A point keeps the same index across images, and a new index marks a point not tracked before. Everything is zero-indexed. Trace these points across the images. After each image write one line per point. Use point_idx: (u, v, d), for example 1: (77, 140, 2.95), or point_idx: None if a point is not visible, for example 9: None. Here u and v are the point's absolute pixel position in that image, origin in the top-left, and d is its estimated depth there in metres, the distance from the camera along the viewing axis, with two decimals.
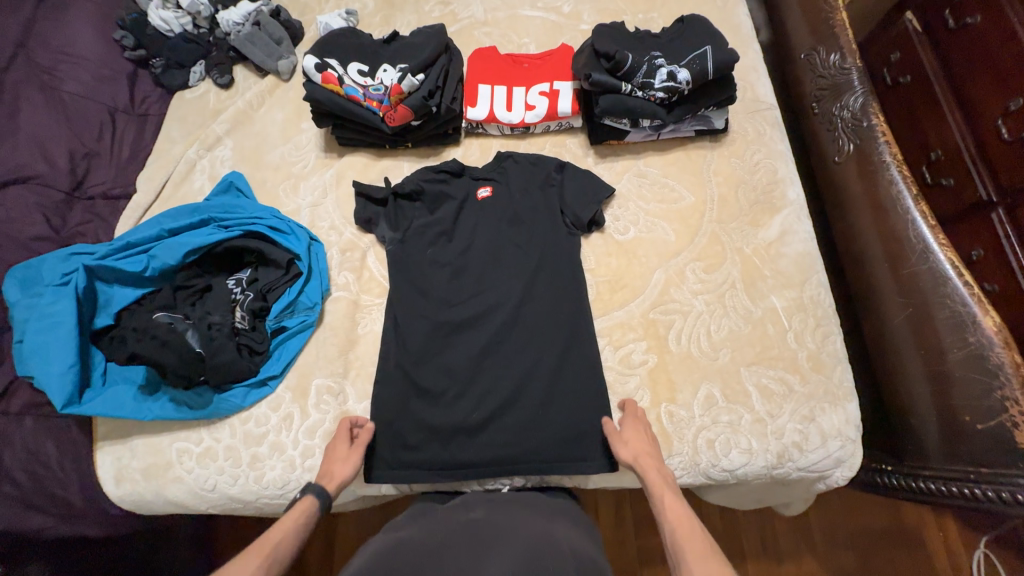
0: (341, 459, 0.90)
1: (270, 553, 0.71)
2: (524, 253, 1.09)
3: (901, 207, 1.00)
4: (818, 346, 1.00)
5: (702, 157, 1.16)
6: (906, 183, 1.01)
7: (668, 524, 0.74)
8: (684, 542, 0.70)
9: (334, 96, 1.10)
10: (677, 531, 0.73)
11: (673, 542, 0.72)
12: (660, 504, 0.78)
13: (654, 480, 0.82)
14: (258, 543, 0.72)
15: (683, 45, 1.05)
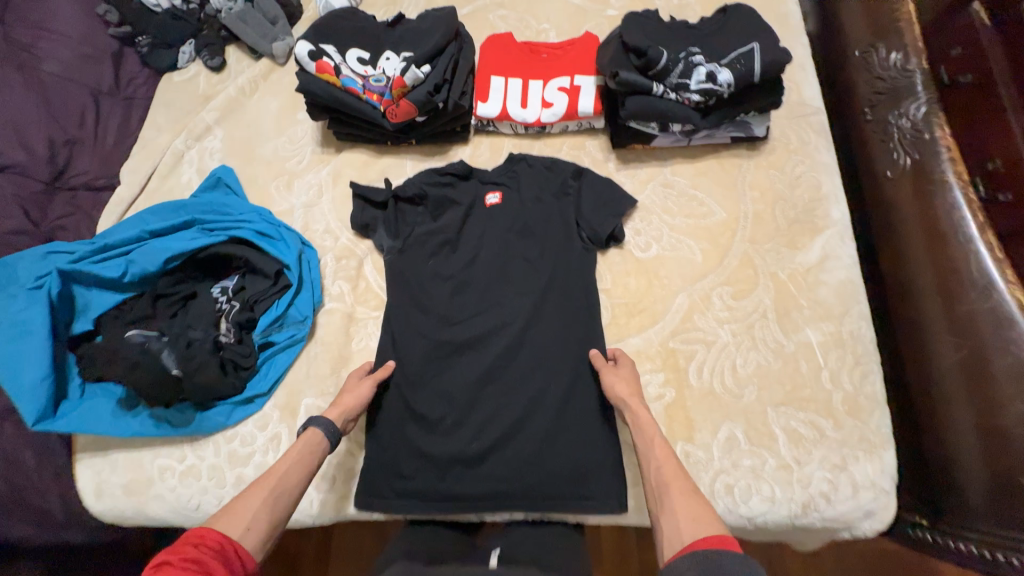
0: (351, 391, 0.89)
1: (277, 484, 0.72)
2: (533, 269, 1.00)
3: (963, 236, 0.88)
4: (855, 387, 0.90)
5: (736, 167, 1.04)
6: (971, 207, 0.89)
7: (654, 464, 0.73)
8: (669, 479, 0.70)
9: (330, 87, 0.99)
10: (663, 469, 0.71)
11: (656, 478, 0.71)
12: (648, 442, 0.76)
13: (639, 420, 0.80)
14: (263, 475, 0.74)
15: (724, 40, 0.92)
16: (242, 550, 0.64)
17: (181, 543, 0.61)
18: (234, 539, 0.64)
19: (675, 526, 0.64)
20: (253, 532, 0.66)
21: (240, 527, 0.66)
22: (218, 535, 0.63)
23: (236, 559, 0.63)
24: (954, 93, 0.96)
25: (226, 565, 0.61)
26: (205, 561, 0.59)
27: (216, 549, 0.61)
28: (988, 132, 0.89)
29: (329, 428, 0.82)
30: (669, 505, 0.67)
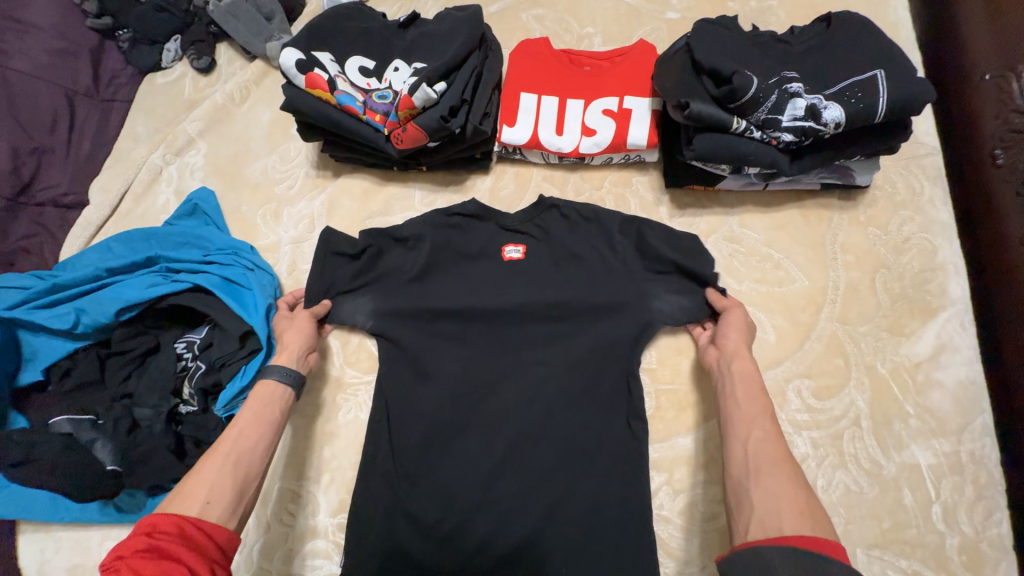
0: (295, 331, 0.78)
1: (235, 451, 0.62)
2: (559, 340, 0.81)
3: None
4: (976, 530, 0.68)
5: (825, 222, 0.83)
6: None
7: (755, 435, 0.60)
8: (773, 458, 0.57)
9: (323, 106, 0.81)
10: (758, 444, 0.59)
11: (751, 455, 0.58)
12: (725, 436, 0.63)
13: (751, 377, 0.66)
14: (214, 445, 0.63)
15: (834, 61, 0.70)
16: (207, 522, 0.55)
17: (129, 535, 0.51)
18: (191, 516, 0.54)
19: (773, 508, 0.52)
20: (213, 506, 0.57)
21: (197, 502, 0.56)
22: (171, 517, 0.53)
23: (206, 536, 0.54)
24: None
25: (194, 548, 0.52)
26: (165, 548, 0.51)
27: (178, 532, 0.52)
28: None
29: (281, 375, 0.72)
30: (767, 485, 0.55)
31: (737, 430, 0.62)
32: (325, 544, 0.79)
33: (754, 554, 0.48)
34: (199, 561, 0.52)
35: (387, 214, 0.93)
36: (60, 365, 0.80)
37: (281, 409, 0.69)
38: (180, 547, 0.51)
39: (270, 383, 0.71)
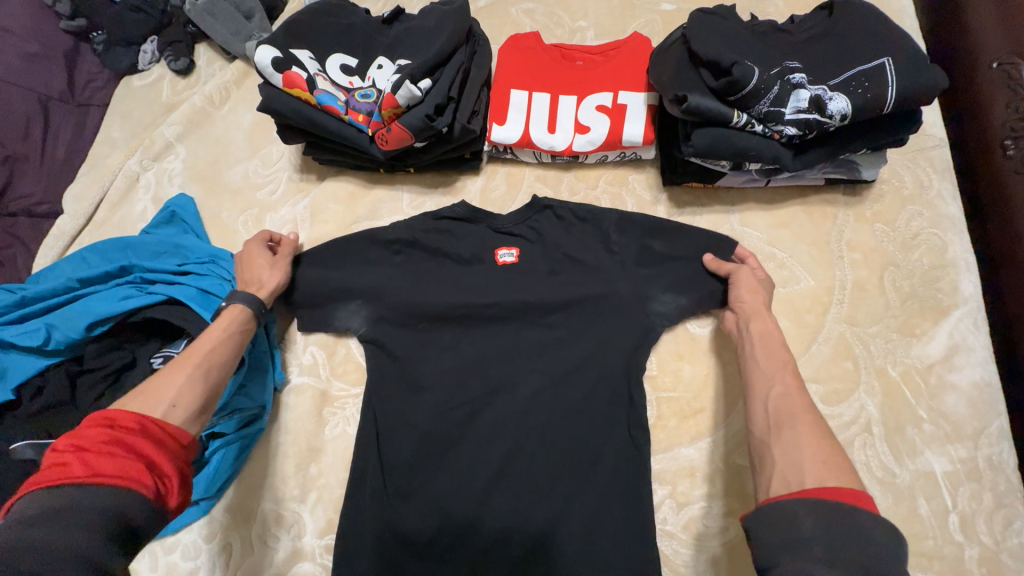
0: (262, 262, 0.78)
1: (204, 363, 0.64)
2: (554, 348, 0.77)
3: None
4: (996, 541, 0.65)
5: (830, 218, 0.79)
6: None
7: (778, 389, 0.59)
8: (795, 411, 0.56)
9: (302, 107, 0.77)
10: (787, 396, 0.58)
11: (771, 413, 0.57)
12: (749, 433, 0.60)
13: (769, 335, 0.66)
14: (187, 351, 0.64)
15: (838, 49, 0.67)
16: (171, 425, 0.56)
17: (87, 427, 0.52)
18: (155, 417, 0.56)
19: (795, 462, 0.52)
20: (179, 410, 0.58)
21: (162, 404, 0.58)
22: (134, 415, 0.54)
23: (169, 437, 0.55)
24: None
25: (158, 448, 0.54)
26: (125, 444, 0.52)
27: (137, 431, 0.53)
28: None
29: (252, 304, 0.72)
30: (790, 439, 0.53)
31: (756, 391, 0.61)
32: (312, 567, 0.75)
33: (780, 506, 0.48)
34: (159, 458, 0.53)
35: (374, 218, 0.90)
36: (29, 385, 0.75)
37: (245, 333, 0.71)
38: (139, 446, 0.52)
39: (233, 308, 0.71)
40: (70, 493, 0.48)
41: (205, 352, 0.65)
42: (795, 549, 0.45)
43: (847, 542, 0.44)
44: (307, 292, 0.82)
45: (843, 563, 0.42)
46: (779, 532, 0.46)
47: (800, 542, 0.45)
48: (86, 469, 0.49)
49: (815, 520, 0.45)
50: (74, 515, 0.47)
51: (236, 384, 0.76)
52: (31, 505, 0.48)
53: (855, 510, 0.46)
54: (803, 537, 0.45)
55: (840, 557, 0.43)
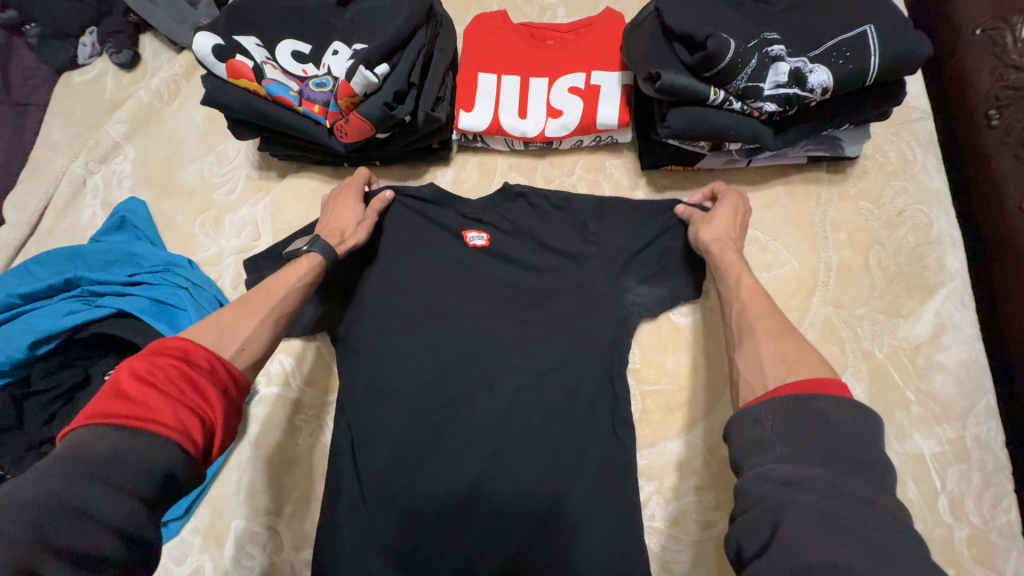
0: (341, 210, 0.75)
1: (273, 315, 0.61)
2: (534, 343, 0.74)
3: None
4: (985, 520, 0.64)
5: (813, 198, 0.77)
6: None
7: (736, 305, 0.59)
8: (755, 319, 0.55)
9: (251, 99, 0.71)
10: (748, 308, 0.57)
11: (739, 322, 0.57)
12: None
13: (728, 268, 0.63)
14: (259, 294, 0.62)
15: (819, 18, 0.63)
16: (236, 369, 0.53)
17: (155, 353, 0.47)
18: (223, 357, 0.52)
19: (756, 367, 0.51)
20: (247, 355, 0.55)
21: (230, 347, 0.54)
22: (207, 351, 0.50)
23: (231, 382, 0.52)
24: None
25: (221, 392, 0.50)
26: (194, 382, 0.48)
27: (208, 374, 0.49)
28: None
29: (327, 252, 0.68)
30: (752, 343, 0.53)
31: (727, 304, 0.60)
32: None
33: (748, 413, 0.45)
34: (221, 411, 0.49)
35: None
36: None
37: (311, 279, 0.66)
38: (206, 393, 0.48)
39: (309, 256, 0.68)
40: (126, 432, 0.43)
41: (277, 297, 0.62)
42: (758, 450, 0.42)
43: (806, 431, 0.41)
44: None
45: (806, 452, 0.40)
46: (746, 433, 0.44)
47: (763, 443, 0.43)
48: (147, 407, 0.44)
49: (774, 421, 0.43)
50: (128, 464, 0.41)
51: None
52: (78, 437, 0.42)
53: (814, 399, 0.43)
54: (763, 438, 0.43)
55: (801, 447, 0.41)
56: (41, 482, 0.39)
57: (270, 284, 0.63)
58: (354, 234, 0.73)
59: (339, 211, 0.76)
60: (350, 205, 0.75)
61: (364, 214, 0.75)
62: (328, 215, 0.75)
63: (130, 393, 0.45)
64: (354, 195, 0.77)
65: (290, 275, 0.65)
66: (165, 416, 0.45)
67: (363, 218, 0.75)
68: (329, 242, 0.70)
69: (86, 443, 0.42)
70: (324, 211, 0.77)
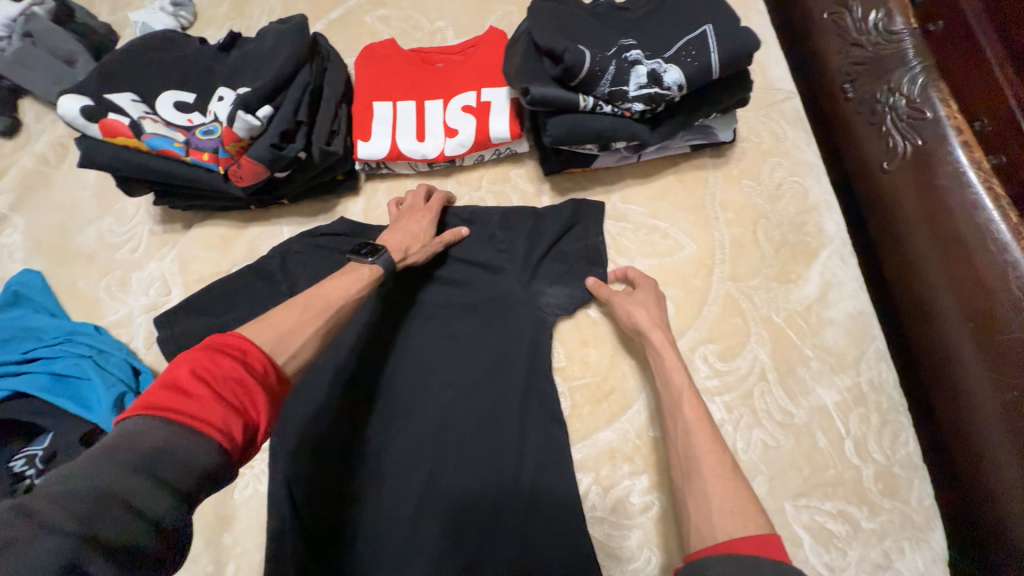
0: (410, 226, 0.76)
1: (326, 324, 0.60)
2: (461, 356, 0.77)
3: (981, 219, 0.71)
4: (887, 456, 0.70)
5: (702, 182, 0.82)
6: (988, 184, 0.71)
7: (682, 424, 0.62)
8: (701, 450, 0.58)
9: (135, 157, 0.70)
10: (693, 433, 0.60)
11: (684, 453, 0.60)
12: (676, 397, 0.64)
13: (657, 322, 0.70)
14: (315, 298, 0.62)
15: (668, 22, 0.68)
16: (283, 375, 0.53)
17: (215, 352, 0.48)
18: (276, 362, 0.53)
19: (707, 514, 0.54)
20: (298, 361, 0.55)
21: (281, 355, 0.54)
22: (262, 354, 0.51)
23: (278, 387, 0.52)
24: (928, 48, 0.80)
25: (268, 395, 0.50)
26: (246, 383, 0.48)
27: (260, 378, 0.50)
28: (988, 90, 0.72)
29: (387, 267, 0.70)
30: (701, 488, 0.56)
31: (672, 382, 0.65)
32: None
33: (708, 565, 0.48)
34: (266, 414, 0.49)
35: (252, 257, 0.83)
36: None
37: (365, 283, 0.67)
38: (257, 395, 0.48)
39: (371, 267, 0.69)
40: (175, 427, 0.42)
41: (332, 309, 0.62)
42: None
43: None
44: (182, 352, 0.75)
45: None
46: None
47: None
48: (199, 404, 0.44)
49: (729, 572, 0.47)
50: (175, 460, 0.41)
51: None
52: (125, 427, 0.42)
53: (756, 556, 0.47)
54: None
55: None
56: (88, 469, 0.39)
57: (331, 294, 0.63)
58: (417, 257, 0.75)
59: (409, 226, 0.76)
60: (422, 225, 0.77)
61: (432, 238, 0.76)
62: (395, 227, 0.76)
63: (183, 388, 0.45)
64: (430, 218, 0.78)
65: (351, 283, 0.66)
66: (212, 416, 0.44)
67: (430, 241, 0.76)
68: (393, 256, 0.72)
69: (135, 434, 0.41)
70: (391, 225, 0.77)
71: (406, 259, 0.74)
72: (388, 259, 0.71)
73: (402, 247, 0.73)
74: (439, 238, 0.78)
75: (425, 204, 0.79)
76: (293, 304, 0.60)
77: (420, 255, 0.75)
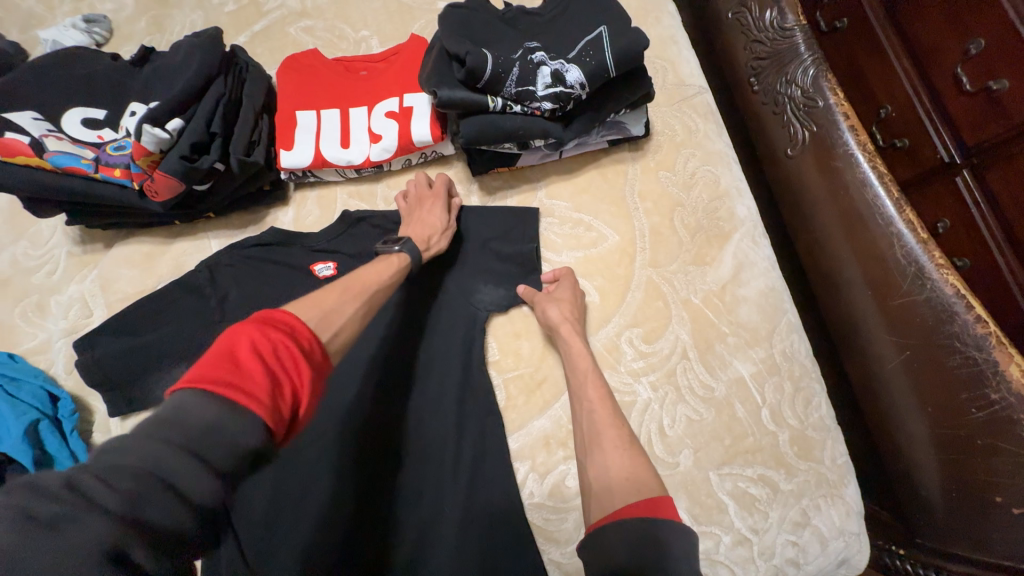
0: (426, 216, 0.77)
1: (369, 305, 0.61)
2: (397, 356, 0.78)
3: (870, 196, 0.77)
4: (801, 420, 0.75)
5: (622, 176, 0.86)
6: (874, 164, 0.78)
7: (587, 406, 0.67)
8: (601, 426, 0.64)
9: (41, 176, 0.69)
10: (596, 413, 0.66)
11: (589, 428, 0.65)
12: (582, 381, 0.70)
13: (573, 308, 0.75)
14: (351, 281, 0.62)
15: (571, 26, 0.72)
16: (324, 355, 0.51)
17: (267, 327, 0.46)
18: (320, 340, 0.51)
19: (606, 485, 0.59)
20: (339, 340, 0.54)
21: (326, 332, 0.53)
22: (308, 333, 0.49)
23: (321, 365, 0.49)
24: (834, 42, 0.90)
25: (314, 374, 0.48)
26: (294, 360, 0.46)
27: (307, 354, 0.48)
28: (884, 84, 0.83)
29: (415, 255, 0.71)
30: (600, 458, 0.62)
31: (577, 364, 0.71)
32: None
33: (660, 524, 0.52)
34: (311, 394, 0.46)
35: (178, 273, 0.82)
36: None
37: (395, 267, 0.68)
38: (305, 375, 0.46)
39: (398, 255, 0.70)
40: (224, 402, 0.40)
41: (368, 291, 0.61)
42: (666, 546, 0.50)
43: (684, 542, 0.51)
44: (105, 375, 0.73)
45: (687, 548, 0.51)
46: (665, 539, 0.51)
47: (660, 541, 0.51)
48: (249, 379, 0.42)
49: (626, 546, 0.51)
50: (224, 435, 0.38)
51: None
52: (172, 398, 0.40)
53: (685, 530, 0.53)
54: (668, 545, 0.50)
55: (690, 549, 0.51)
56: (135, 443, 0.36)
57: (366, 277, 0.63)
58: (439, 243, 0.76)
59: (424, 215, 0.78)
60: (436, 212, 0.78)
61: (446, 223, 0.78)
62: (412, 219, 0.77)
63: (237, 361, 0.43)
64: (441, 205, 0.80)
65: (382, 269, 0.67)
66: (262, 393, 0.42)
67: (446, 225, 0.78)
68: (417, 245, 0.73)
69: (183, 406, 0.39)
70: (405, 219, 0.79)
71: (431, 245, 0.75)
72: (412, 246, 0.72)
73: (424, 234, 0.74)
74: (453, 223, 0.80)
75: (433, 192, 0.80)
76: (330, 287, 0.59)
77: (442, 239, 0.77)
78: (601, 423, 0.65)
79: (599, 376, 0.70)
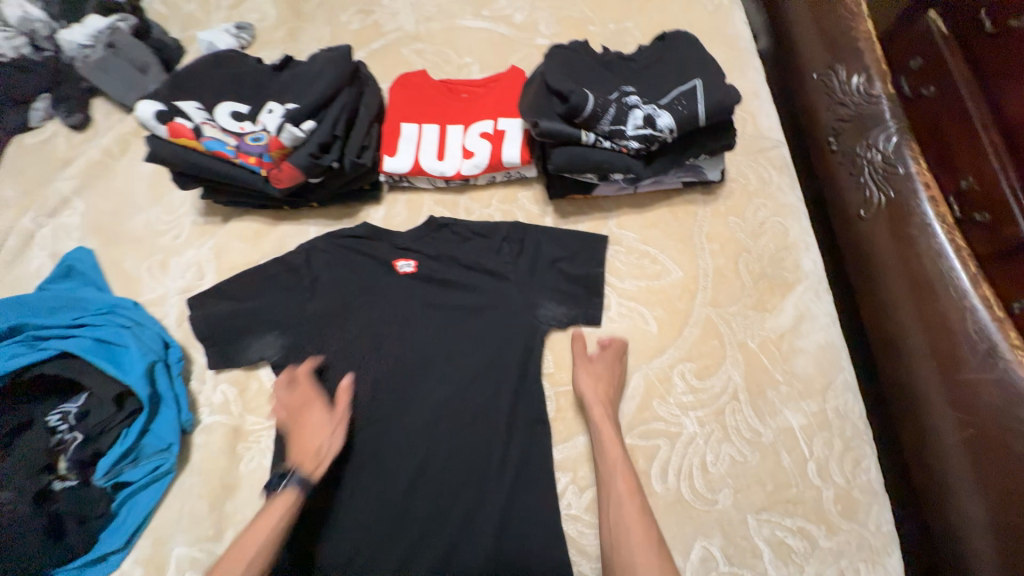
0: (312, 429, 0.77)
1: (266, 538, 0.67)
2: (458, 355, 0.84)
3: (944, 266, 0.78)
4: (848, 480, 0.75)
5: (692, 216, 0.90)
6: (951, 237, 0.80)
7: (613, 491, 0.70)
8: (624, 506, 0.68)
9: (193, 155, 0.82)
10: (620, 498, 0.69)
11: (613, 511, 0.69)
12: (610, 464, 0.72)
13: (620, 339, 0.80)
14: (245, 539, 0.67)
15: (665, 76, 0.79)
16: None
17: None
18: None
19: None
20: None
21: None
22: None
23: None
24: (916, 108, 0.88)
25: None
26: None
27: None
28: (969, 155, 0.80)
29: (303, 484, 0.71)
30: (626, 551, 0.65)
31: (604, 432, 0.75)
32: None
33: None
34: None
35: (279, 251, 0.93)
36: None
37: (286, 515, 0.70)
38: None
39: (281, 495, 0.70)
40: None
41: (256, 551, 0.66)
42: None
43: None
44: (212, 331, 0.83)
45: None
46: None
47: None
48: None
49: None
50: None
51: (140, 428, 0.78)
52: None
53: None
54: None
55: None
56: None
57: (262, 525, 0.68)
58: (330, 446, 0.75)
59: (308, 424, 0.77)
60: (317, 419, 0.78)
61: (333, 420, 0.77)
62: (297, 433, 0.77)
63: None
64: (319, 406, 0.79)
65: (272, 517, 0.69)
66: None
67: (332, 428, 0.77)
68: (305, 472, 0.72)
69: None
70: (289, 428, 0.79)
71: (320, 460, 0.74)
72: (298, 473, 0.72)
73: (308, 453, 0.74)
74: (344, 418, 0.78)
75: (311, 399, 0.79)
76: (231, 553, 0.67)
77: (333, 444, 0.76)
78: (625, 505, 0.68)
79: (621, 455, 0.73)
